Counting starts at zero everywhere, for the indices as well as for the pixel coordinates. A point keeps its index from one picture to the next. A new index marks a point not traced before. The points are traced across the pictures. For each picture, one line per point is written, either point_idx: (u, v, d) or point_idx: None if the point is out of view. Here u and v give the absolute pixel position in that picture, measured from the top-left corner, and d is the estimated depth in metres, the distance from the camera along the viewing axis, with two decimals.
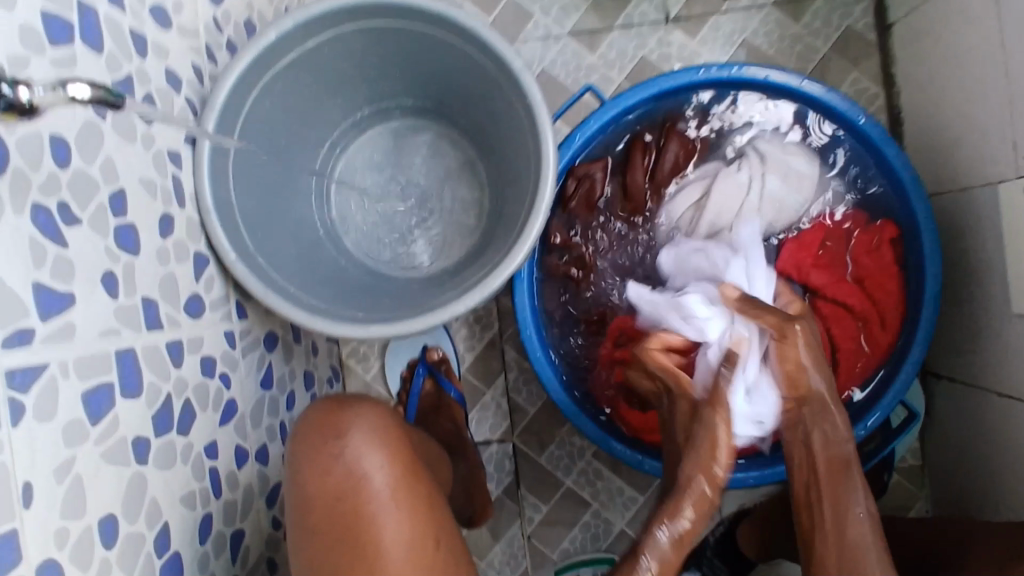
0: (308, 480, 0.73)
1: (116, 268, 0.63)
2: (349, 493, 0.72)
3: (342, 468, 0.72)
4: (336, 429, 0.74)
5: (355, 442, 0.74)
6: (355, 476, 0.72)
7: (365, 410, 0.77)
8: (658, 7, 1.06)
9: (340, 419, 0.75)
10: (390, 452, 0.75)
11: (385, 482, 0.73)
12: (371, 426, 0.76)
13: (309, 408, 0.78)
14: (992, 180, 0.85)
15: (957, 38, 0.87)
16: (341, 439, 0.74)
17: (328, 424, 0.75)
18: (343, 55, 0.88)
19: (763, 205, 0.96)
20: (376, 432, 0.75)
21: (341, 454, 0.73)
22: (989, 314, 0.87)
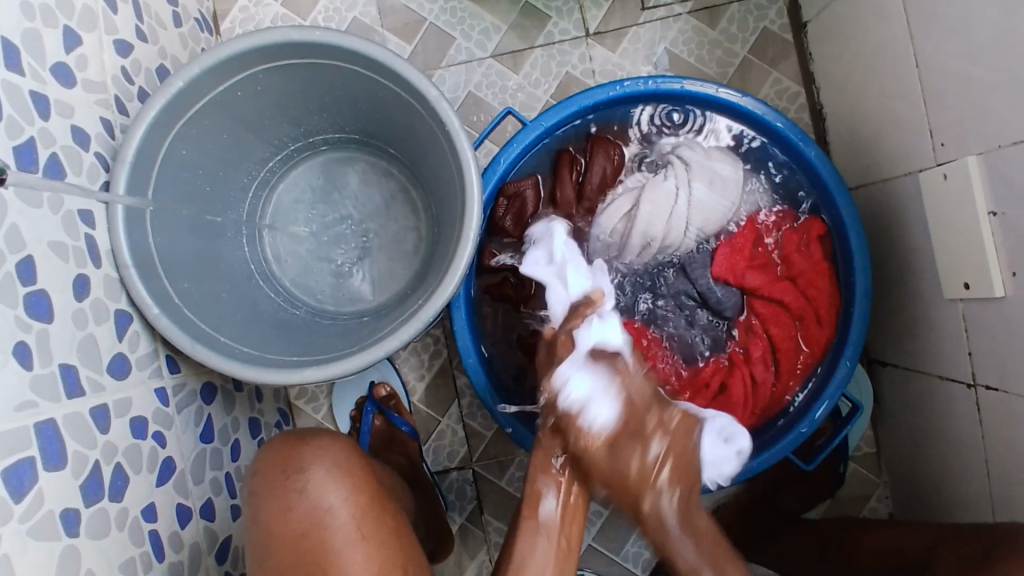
0: (271, 520, 0.66)
1: (29, 337, 0.61)
2: (314, 530, 0.65)
3: (305, 505, 0.66)
4: (294, 466, 0.68)
5: (318, 476, 0.68)
6: (321, 510, 0.66)
7: (327, 443, 0.71)
8: (578, 23, 1.06)
9: (298, 455, 0.70)
10: (357, 484, 0.69)
11: (352, 515, 0.66)
12: (333, 458, 0.70)
13: (268, 446, 0.73)
14: (911, 170, 0.85)
15: (869, 28, 0.88)
16: (302, 474, 0.68)
17: (286, 459, 0.69)
18: (265, 100, 0.88)
19: (692, 214, 0.86)
20: (337, 464, 0.70)
21: (303, 489, 0.67)
22: (924, 300, 0.87)
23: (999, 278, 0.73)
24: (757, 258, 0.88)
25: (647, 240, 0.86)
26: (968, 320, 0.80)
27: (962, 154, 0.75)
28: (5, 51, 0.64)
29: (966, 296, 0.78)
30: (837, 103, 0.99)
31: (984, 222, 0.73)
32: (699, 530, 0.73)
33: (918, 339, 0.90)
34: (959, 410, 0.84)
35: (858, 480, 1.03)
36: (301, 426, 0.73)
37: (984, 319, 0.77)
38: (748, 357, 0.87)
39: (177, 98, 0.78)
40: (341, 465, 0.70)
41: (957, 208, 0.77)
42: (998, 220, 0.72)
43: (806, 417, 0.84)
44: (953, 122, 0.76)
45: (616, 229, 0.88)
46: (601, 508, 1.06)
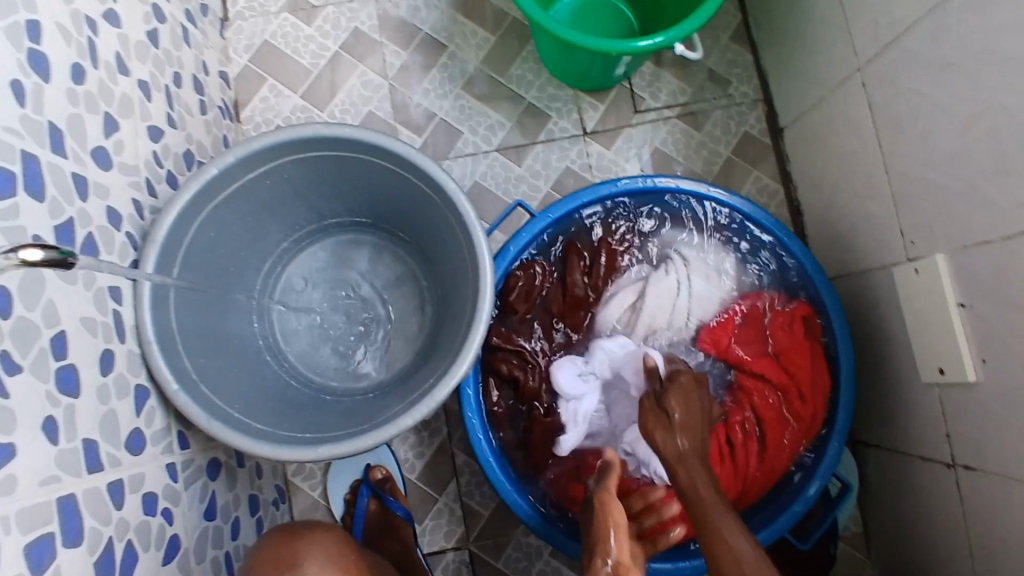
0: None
1: (57, 411, 0.63)
2: None
3: None
4: (288, 562, 0.72)
5: (309, 562, 0.73)
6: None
7: (320, 537, 0.77)
8: (575, 123, 1.16)
9: (292, 552, 0.74)
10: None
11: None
12: (325, 550, 0.75)
13: (261, 543, 0.77)
14: (887, 265, 0.92)
15: (841, 138, 0.97)
16: (296, 567, 0.72)
17: (278, 556, 0.73)
18: (284, 184, 0.93)
19: (693, 304, 0.92)
20: (330, 560, 0.75)
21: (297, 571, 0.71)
22: (903, 384, 0.93)
23: (969, 362, 0.79)
24: (741, 335, 0.92)
25: (652, 327, 0.92)
26: (945, 404, 0.85)
27: (932, 252, 0.83)
28: (52, 138, 0.69)
29: (940, 381, 0.84)
30: (814, 201, 1.08)
31: (955, 314, 0.80)
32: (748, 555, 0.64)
33: (899, 421, 0.95)
34: (941, 491, 0.88)
35: (848, 560, 1.07)
36: (294, 520, 0.78)
37: (959, 404, 0.82)
38: (731, 424, 0.89)
39: (209, 185, 0.83)
40: (335, 559, 0.75)
41: (930, 300, 0.83)
42: (967, 313, 0.78)
43: (800, 494, 0.87)
44: (921, 224, 0.84)
45: (621, 318, 0.94)
46: None
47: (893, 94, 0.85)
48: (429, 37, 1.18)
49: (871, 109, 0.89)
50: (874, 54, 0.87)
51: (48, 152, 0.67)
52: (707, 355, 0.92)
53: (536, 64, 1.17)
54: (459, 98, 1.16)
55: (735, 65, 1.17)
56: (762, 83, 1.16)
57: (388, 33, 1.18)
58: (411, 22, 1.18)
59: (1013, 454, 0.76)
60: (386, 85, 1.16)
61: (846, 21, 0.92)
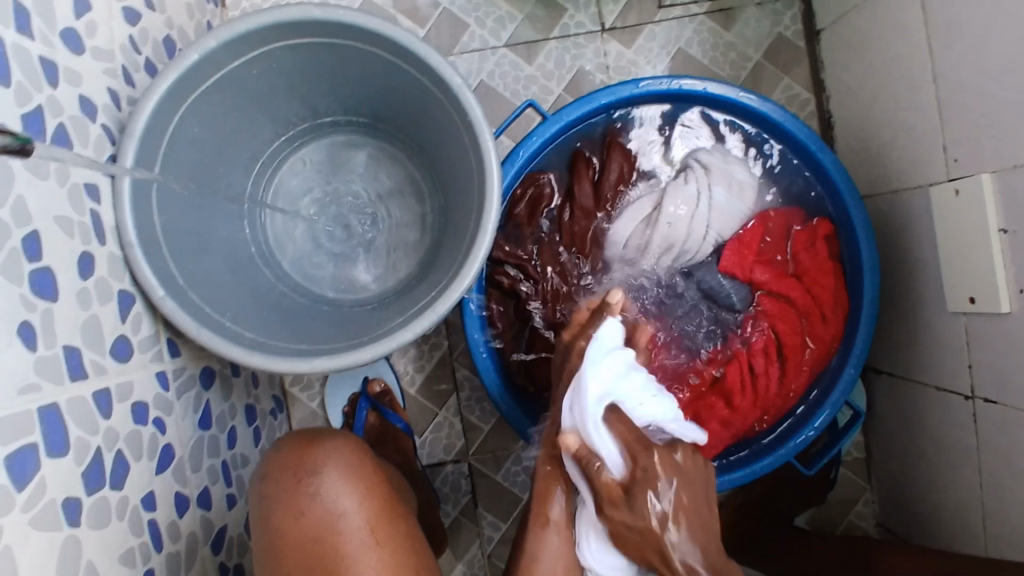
0: (281, 523, 0.62)
1: (33, 317, 0.58)
2: (328, 535, 0.61)
3: (317, 510, 0.62)
4: (308, 467, 0.64)
5: (329, 480, 0.63)
6: (335, 520, 0.61)
7: (338, 444, 0.67)
8: (594, 18, 1.05)
9: (310, 457, 0.65)
10: (369, 496, 0.64)
11: (365, 529, 0.62)
12: (347, 461, 0.66)
13: (278, 448, 0.67)
14: (923, 184, 0.86)
15: (887, 42, 0.88)
16: (316, 476, 0.63)
17: (299, 461, 0.65)
18: (273, 77, 0.84)
19: (711, 217, 0.85)
20: (352, 467, 0.65)
21: (316, 492, 0.62)
22: (927, 311, 0.89)
23: (1004, 293, 0.74)
24: (763, 254, 0.87)
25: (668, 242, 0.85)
26: (968, 333, 0.81)
27: (976, 171, 0.76)
28: (17, 15, 0.60)
29: (969, 310, 0.80)
30: (847, 112, 1.00)
31: (994, 239, 0.75)
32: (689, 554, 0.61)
33: (916, 347, 0.92)
34: (955, 420, 0.86)
35: (846, 484, 1.07)
36: (311, 425, 0.68)
37: (986, 333, 0.79)
38: (749, 348, 0.85)
39: (190, 73, 0.75)
40: (354, 467, 0.65)
41: (968, 223, 0.78)
42: (1008, 239, 0.73)
43: (810, 420, 0.84)
44: (968, 140, 0.77)
45: (634, 233, 0.86)
46: None
47: None
48: None
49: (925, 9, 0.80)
50: None
51: (10, 31, 0.59)
52: (726, 274, 0.86)
53: None
54: None
55: None
56: None
57: None
58: None
59: None
60: None
61: None
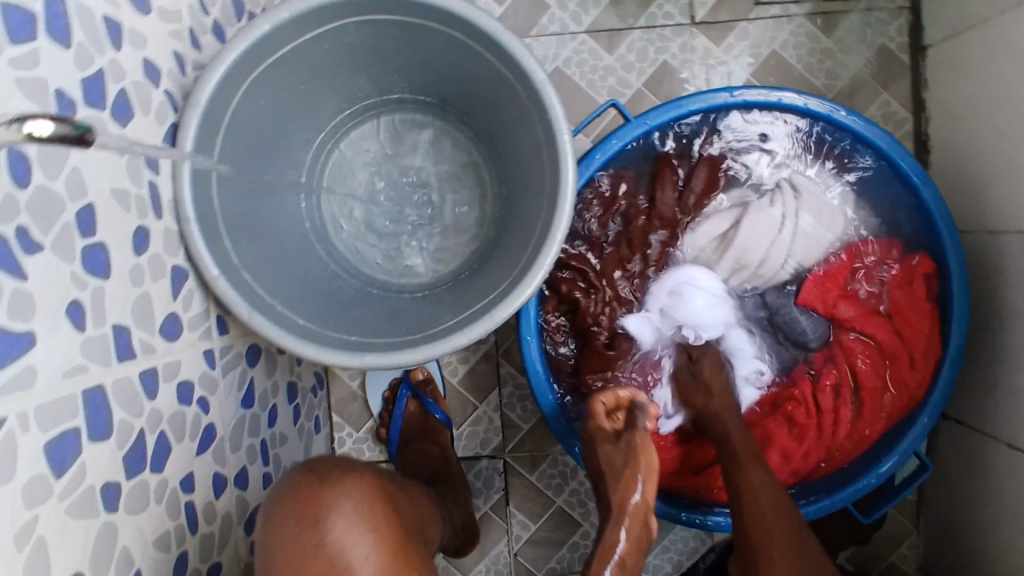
0: (282, 573, 0.60)
1: (84, 296, 0.57)
2: None
3: (321, 561, 0.61)
4: (314, 513, 0.62)
5: (339, 528, 0.62)
6: (344, 571, 0.61)
7: (347, 486, 0.66)
8: (683, 9, 0.99)
9: (319, 501, 0.64)
10: (377, 544, 0.64)
11: None
12: (354, 509, 0.65)
13: (282, 484, 0.65)
14: (1022, 230, 0.78)
15: (999, 71, 0.80)
16: (321, 524, 0.62)
17: (305, 504, 0.63)
18: (341, 52, 0.80)
19: (794, 245, 0.80)
20: (359, 514, 0.64)
21: (325, 540, 0.62)
22: (1009, 365, 0.82)
23: None
24: (851, 288, 0.81)
25: (740, 267, 0.81)
26: None
27: None
28: None
29: None
30: (949, 136, 0.92)
31: None
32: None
33: (993, 399, 0.86)
34: (1020, 482, 0.80)
35: (893, 525, 1.02)
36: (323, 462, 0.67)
37: None
38: (819, 384, 0.80)
39: (259, 43, 0.71)
40: (362, 515, 0.65)
41: None
42: None
43: (873, 467, 0.79)
44: None
45: (712, 250, 0.82)
46: None
47: None
48: None
49: None
50: None
51: None
52: (806, 308, 0.81)
53: None
54: None
55: None
56: None
57: None
58: None
59: None
60: None
61: None
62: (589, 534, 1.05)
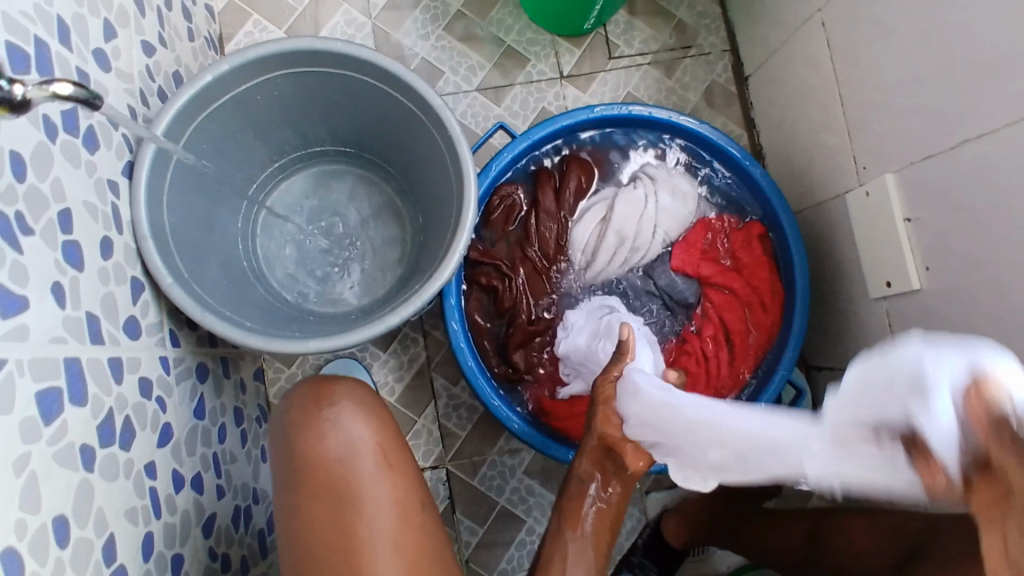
0: (305, 445, 0.69)
1: (64, 280, 0.65)
2: (344, 455, 0.68)
3: (334, 434, 0.69)
4: (325, 399, 0.71)
5: (351, 408, 0.71)
6: (356, 442, 0.69)
7: (353, 385, 0.75)
8: (553, 66, 1.21)
9: (328, 392, 0.72)
10: (381, 426, 0.71)
11: (378, 452, 0.69)
12: (361, 398, 0.73)
13: (297, 389, 0.74)
14: (839, 193, 0.99)
15: (801, 78, 1.05)
16: (332, 407, 0.71)
17: (317, 397, 0.72)
18: (271, 102, 0.95)
19: (659, 219, 0.97)
20: (365, 402, 0.73)
21: (338, 418, 0.70)
22: (853, 303, 1.00)
23: (914, 272, 0.86)
24: (708, 252, 0.99)
25: (623, 243, 0.96)
26: (890, 315, 0.93)
27: (880, 174, 0.90)
28: (59, 29, 0.70)
29: (887, 293, 0.92)
30: (775, 141, 1.15)
31: (901, 227, 0.87)
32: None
33: (849, 339, 1.03)
34: None
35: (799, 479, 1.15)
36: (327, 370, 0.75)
37: (903, 312, 0.90)
38: (701, 334, 0.96)
39: (203, 91, 0.85)
40: (369, 402, 0.73)
41: (879, 217, 0.91)
42: (912, 225, 0.86)
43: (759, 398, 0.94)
44: (873, 146, 0.91)
45: (592, 234, 0.97)
46: None
47: (850, 33, 0.91)
48: None
49: (829, 46, 0.96)
50: None
51: (55, 42, 0.68)
52: (678, 272, 0.98)
53: (515, 9, 1.22)
54: (441, 40, 1.20)
55: (703, 17, 1.23)
56: (729, 34, 1.23)
57: None
58: None
59: None
60: (372, 26, 1.20)
61: None
62: (534, 529, 1.11)
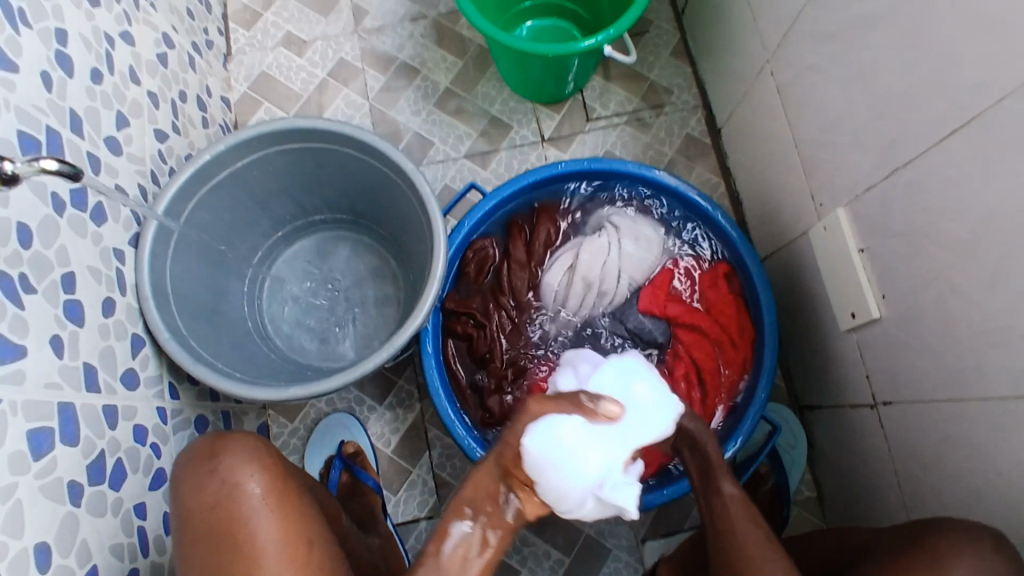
0: (187, 498, 0.69)
1: (63, 333, 0.74)
2: (226, 502, 0.68)
3: (217, 483, 0.69)
4: (213, 448, 0.71)
5: (230, 460, 0.70)
6: (232, 495, 0.68)
7: (248, 431, 0.75)
8: (535, 130, 1.30)
9: (218, 441, 0.72)
10: (269, 472, 0.71)
11: (261, 497, 0.69)
12: (251, 444, 0.73)
13: (195, 439, 0.75)
14: (804, 230, 1.02)
15: (761, 125, 1.10)
16: (217, 456, 0.70)
17: (207, 446, 0.72)
18: (267, 177, 1.06)
19: (623, 263, 1.02)
20: (254, 448, 0.73)
21: (216, 469, 0.69)
22: (829, 338, 1.01)
23: (873, 302, 0.88)
24: (675, 293, 1.02)
25: (592, 288, 1.01)
26: (862, 346, 0.93)
27: (834, 208, 0.93)
28: (71, 120, 0.83)
29: (854, 324, 0.93)
30: (749, 187, 1.19)
31: (856, 257, 0.89)
32: (739, 500, 0.70)
33: (831, 374, 1.03)
34: (871, 431, 0.96)
35: (801, 523, 1.12)
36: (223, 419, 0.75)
37: (872, 342, 0.91)
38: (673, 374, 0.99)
39: (202, 169, 0.96)
40: (258, 448, 0.73)
41: (838, 251, 0.93)
42: (866, 255, 0.88)
43: (734, 434, 0.93)
44: (826, 184, 0.94)
45: (562, 281, 1.03)
46: (563, 556, 1.12)
47: (795, 80, 0.97)
48: (404, 64, 1.33)
49: (779, 93, 1.02)
50: (777, 45, 1.00)
51: (66, 130, 0.82)
52: (648, 314, 1.01)
53: (498, 83, 1.32)
54: (431, 114, 1.31)
55: (675, 77, 1.31)
56: (700, 91, 1.30)
57: (369, 61, 1.34)
58: (389, 53, 1.34)
59: (917, 376, 0.83)
60: (368, 105, 1.32)
61: (755, 21, 1.05)
62: None
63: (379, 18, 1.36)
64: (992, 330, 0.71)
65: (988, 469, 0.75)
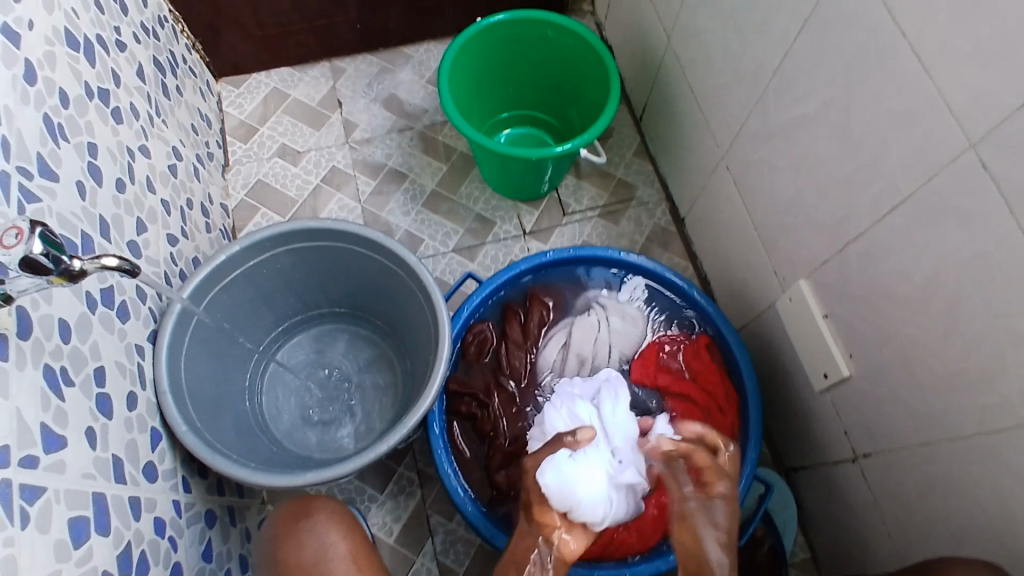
0: (285, 556, 0.83)
1: (95, 425, 0.77)
2: (321, 561, 0.82)
3: (312, 544, 0.83)
4: (303, 513, 0.86)
5: (322, 524, 0.85)
6: (326, 554, 0.83)
7: (331, 499, 0.90)
8: (516, 225, 1.41)
9: (307, 507, 0.87)
10: (351, 534, 0.86)
11: (348, 557, 0.83)
12: (334, 509, 0.88)
13: (280, 506, 0.89)
14: (770, 303, 1.13)
15: (722, 213, 1.23)
16: (309, 520, 0.85)
17: (296, 512, 0.87)
18: (273, 274, 1.12)
19: (612, 339, 1.12)
20: (336, 513, 0.87)
21: (310, 531, 0.84)
22: (805, 399, 1.10)
23: (842, 362, 0.97)
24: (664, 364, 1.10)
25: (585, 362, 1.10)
26: (836, 404, 1.02)
27: (797, 281, 1.05)
28: (101, 226, 0.89)
29: (827, 384, 1.02)
30: (715, 268, 1.32)
31: (822, 322, 1.00)
32: None
33: (810, 434, 1.11)
34: (854, 484, 1.03)
35: None
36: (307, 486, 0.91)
37: (845, 399, 1.00)
38: None
39: (217, 269, 1.02)
40: (339, 514, 0.87)
41: (804, 318, 1.03)
42: (830, 320, 0.98)
43: (733, 494, 0.98)
44: (787, 260, 1.06)
45: (557, 357, 1.12)
46: None
47: (749, 172, 1.11)
48: (393, 169, 1.45)
49: (735, 184, 1.16)
50: (729, 144, 1.15)
51: (97, 236, 0.87)
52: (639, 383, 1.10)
53: (480, 184, 1.45)
54: (420, 214, 1.41)
55: (639, 175, 1.46)
56: (662, 186, 1.45)
57: (360, 168, 1.45)
58: (378, 160, 1.46)
59: (890, 426, 0.92)
60: (360, 208, 1.41)
61: (708, 125, 1.21)
62: None
63: (368, 130, 1.49)
64: (951, 377, 0.80)
65: (968, 506, 0.83)
